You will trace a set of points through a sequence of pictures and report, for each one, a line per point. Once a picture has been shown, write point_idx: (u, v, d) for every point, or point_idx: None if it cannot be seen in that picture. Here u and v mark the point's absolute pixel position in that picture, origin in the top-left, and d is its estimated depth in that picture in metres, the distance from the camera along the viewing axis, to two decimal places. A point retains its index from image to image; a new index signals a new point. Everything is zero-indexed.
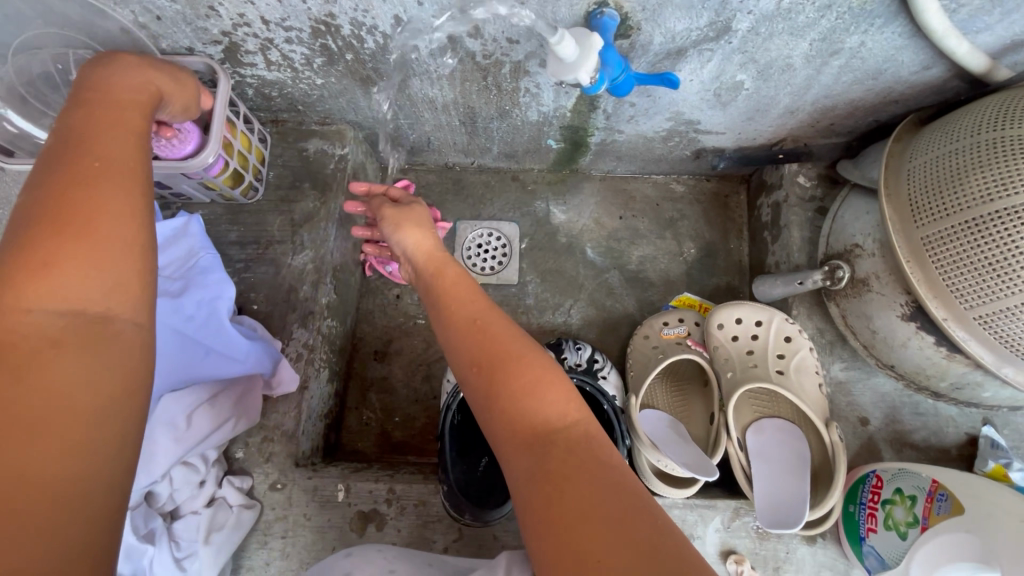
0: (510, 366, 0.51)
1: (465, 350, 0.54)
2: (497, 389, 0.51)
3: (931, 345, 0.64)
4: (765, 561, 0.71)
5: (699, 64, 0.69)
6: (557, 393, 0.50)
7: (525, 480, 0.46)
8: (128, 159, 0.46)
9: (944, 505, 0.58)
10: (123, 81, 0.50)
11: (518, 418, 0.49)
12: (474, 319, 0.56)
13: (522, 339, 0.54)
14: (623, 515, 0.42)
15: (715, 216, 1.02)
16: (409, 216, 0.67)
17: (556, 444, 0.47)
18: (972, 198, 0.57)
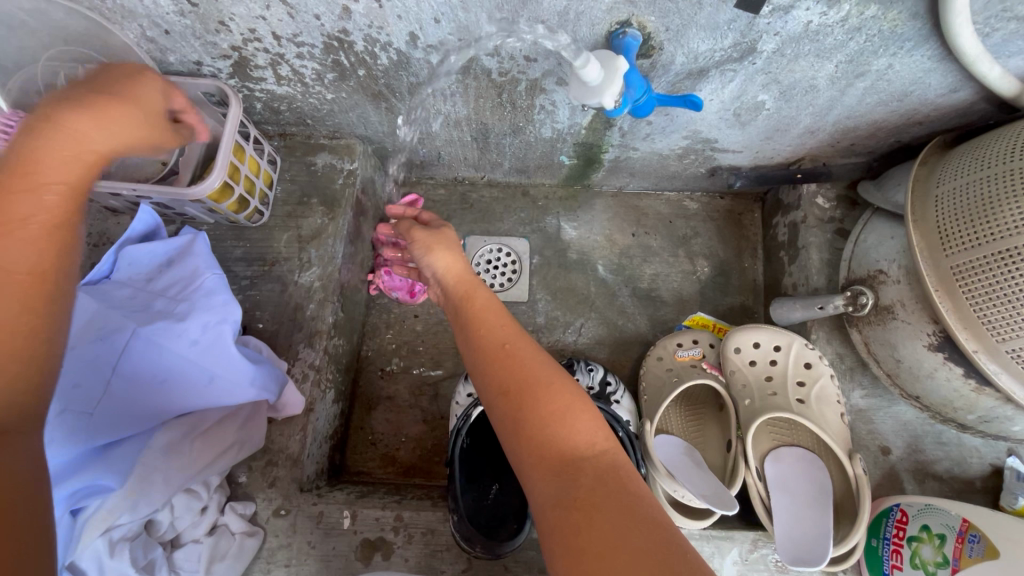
0: (537, 392, 0.50)
1: (491, 373, 0.52)
2: (522, 415, 0.49)
3: (960, 376, 0.62)
4: None
5: (720, 84, 0.67)
6: (584, 421, 0.49)
7: (551, 507, 0.45)
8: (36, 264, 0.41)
9: (977, 547, 0.57)
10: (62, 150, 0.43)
11: (544, 445, 0.47)
12: (501, 342, 0.54)
13: (550, 365, 0.53)
14: (653, 551, 0.40)
15: (729, 234, 1.00)
16: (441, 238, 0.63)
17: (582, 473, 0.46)
18: (1005, 227, 0.55)
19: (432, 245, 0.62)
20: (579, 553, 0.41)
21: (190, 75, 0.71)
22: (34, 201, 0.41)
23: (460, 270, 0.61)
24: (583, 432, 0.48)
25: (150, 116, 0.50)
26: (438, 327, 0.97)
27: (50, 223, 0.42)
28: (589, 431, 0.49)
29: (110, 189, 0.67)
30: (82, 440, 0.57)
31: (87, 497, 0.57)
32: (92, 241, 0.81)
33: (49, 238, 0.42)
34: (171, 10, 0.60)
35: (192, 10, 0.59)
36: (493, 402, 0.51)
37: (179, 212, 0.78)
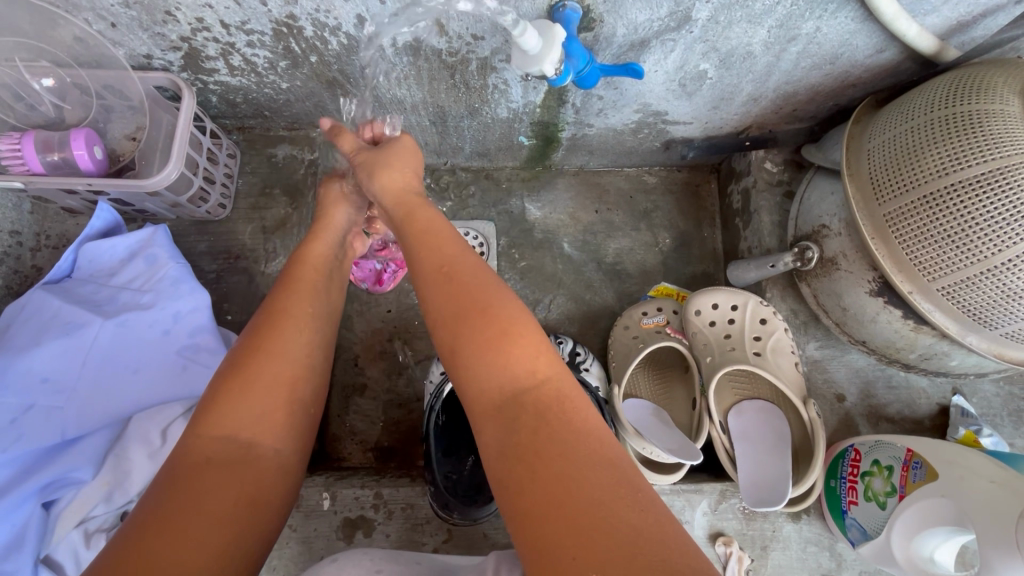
0: (477, 318, 0.51)
1: (432, 305, 0.54)
2: (462, 341, 0.51)
3: (899, 318, 0.66)
4: (753, 541, 0.74)
5: (663, 54, 0.70)
6: (525, 350, 0.50)
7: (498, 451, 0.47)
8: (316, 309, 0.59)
9: (920, 473, 0.60)
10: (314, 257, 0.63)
11: (484, 381, 0.50)
12: (440, 265, 0.55)
13: (494, 289, 0.54)
14: (606, 494, 0.42)
15: (688, 205, 1.04)
16: (379, 158, 0.65)
17: (524, 405, 0.48)
18: (929, 173, 0.60)
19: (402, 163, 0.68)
20: (523, 492, 0.44)
21: (141, 69, 0.71)
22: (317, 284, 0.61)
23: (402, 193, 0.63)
24: (528, 360, 0.50)
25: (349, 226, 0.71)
26: (410, 313, 0.98)
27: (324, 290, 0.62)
28: (528, 360, 0.50)
29: (64, 186, 0.66)
30: (51, 435, 0.58)
31: (58, 489, 0.58)
32: (51, 244, 0.80)
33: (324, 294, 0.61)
34: (115, 2, 0.60)
35: (137, 1, 0.60)
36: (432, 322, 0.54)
37: (140, 210, 0.78)
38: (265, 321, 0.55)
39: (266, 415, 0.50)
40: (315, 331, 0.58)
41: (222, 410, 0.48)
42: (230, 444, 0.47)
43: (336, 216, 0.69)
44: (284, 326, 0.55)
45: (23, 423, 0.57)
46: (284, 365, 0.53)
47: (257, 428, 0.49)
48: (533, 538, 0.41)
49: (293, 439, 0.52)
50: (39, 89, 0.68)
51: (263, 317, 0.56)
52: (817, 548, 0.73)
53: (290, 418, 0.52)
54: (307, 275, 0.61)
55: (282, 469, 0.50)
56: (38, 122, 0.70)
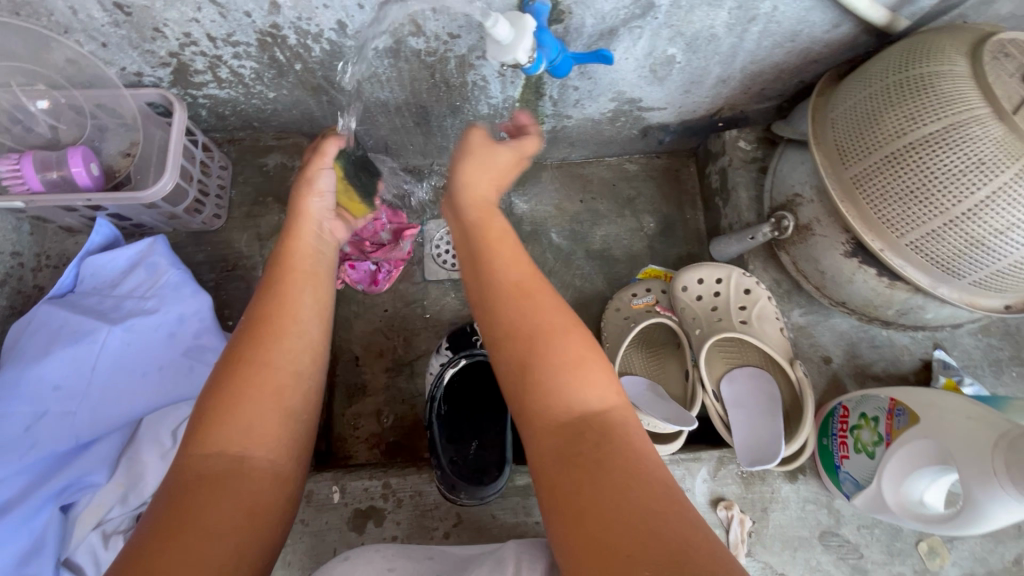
0: (549, 340, 0.51)
1: (499, 315, 0.53)
2: (531, 364, 0.50)
3: (874, 276, 0.70)
4: (753, 504, 0.76)
5: (631, 42, 0.73)
6: (597, 383, 0.50)
7: (549, 462, 0.47)
8: (306, 313, 0.58)
9: (903, 419, 0.62)
10: (298, 253, 0.62)
11: (549, 400, 0.49)
12: (514, 282, 0.55)
13: (560, 311, 0.53)
14: (654, 516, 0.41)
15: (669, 189, 1.07)
16: (486, 154, 0.65)
17: (586, 432, 0.47)
18: (888, 135, 0.63)
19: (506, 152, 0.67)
20: (570, 503, 0.44)
21: (132, 87, 0.74)
22: (305, 284, 0.60)
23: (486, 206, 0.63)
24: (593, 388, 0.49)
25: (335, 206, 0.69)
26: (406, 311, 1.00)
27: (316, 290, 0.60)
28: (602, 388, 0.50)
29: (64, 203, 0.69)
30: (64, 440, 0.59)
31: (76, 491, 0.60)
32: (52, 263, 0.83)
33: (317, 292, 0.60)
34: (105, 22, 0.63)
35: (126, 20, 0.63)
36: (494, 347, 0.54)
37: (138, 224, 0.80)
38: (252, 329, 0.55)
39: (256, 427, 0.49)
40: (306, 336, 0.57)
41: (211, 428, 0.48)
42: (221, 458, 0.47)
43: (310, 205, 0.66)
44: (270, 334, 0.54)
45: (37, 430, 0.59)
46: (273, 376, 0.52)
47: (249, 442, 0.49)
48: (575, 553, 0.41)
49: (286, 449, 0.51)
50: (35, 112, 0.71)
51: (249, 327, 0.55)
52: (815, 505, 0.76)
53: (283, 429, 0.51)
54: (294, 274, 0.60)
55: (275, 479, 0.49)
56: (35, 144, 0.72)
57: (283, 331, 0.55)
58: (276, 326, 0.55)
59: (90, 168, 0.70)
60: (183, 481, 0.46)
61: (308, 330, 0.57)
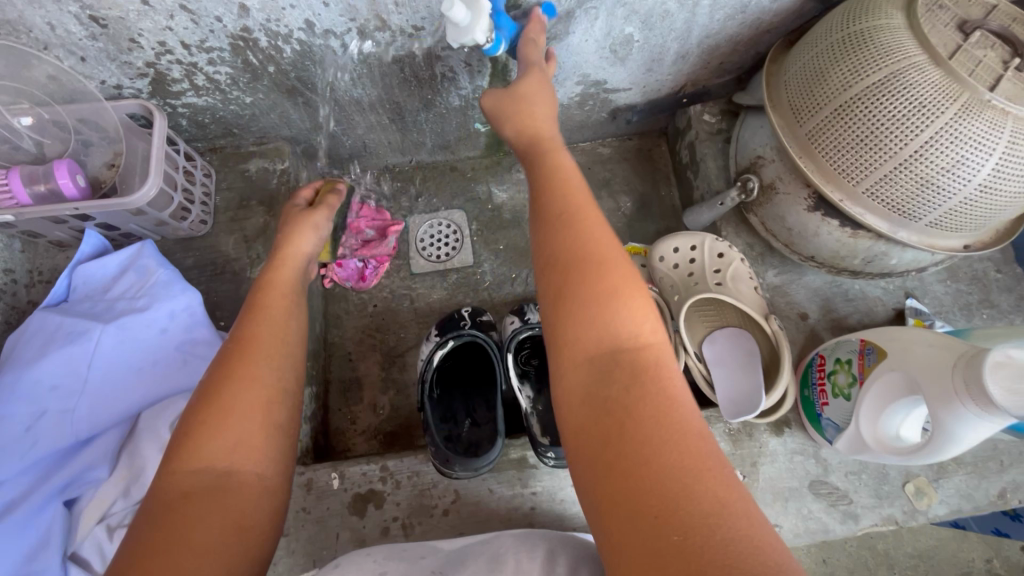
0: (590, 269, 0.48)
1: (543, 247, 0.51)
2: (566, 296, 0.48)
3: (837, 227, 0.72)
4: (742, 459, 0.78)
5: (588, 23, 0.77)
6: (636, 312, 0.46)
7: (581, 399, 0.44)
8: (280, 333, 0.59)
9: (872, 357, 0.65)
10: (275, 283, 0.64)
11: (584, 330, 0.46)
12: (560, 212, 0.53)
13: (605, 242, 0.50)
14: (683, 463, 0.38)
15: (643, 169, 1.10)
16: (518, 98, 0.63)
17: (620, 365, 0.44)
18: (835, 89, 0.67)
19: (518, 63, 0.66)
20: (602, 446, 0.41)
21: (112, 100, 0.76)
22: (280, 309, 0.61)
23: (522, 124, 0.63)
24: (630, 319, 0.46)
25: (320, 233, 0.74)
26: (395, 304, 1.02)
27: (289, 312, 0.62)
28: (637, 318, 0.46)
29: (51, 213, 0.71)
30: (64, 437, 0.61)
31: (79, 487, 0.62)
32: (44, 278, 0.85)
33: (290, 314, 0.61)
34: (82, 35, 0.66)
35: (102, 32, 0.66)
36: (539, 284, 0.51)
37: (126, 234, 0.82)
38: (229, 349, 0.55)
39: (241, 442, 0.49)
40: (285, 356, 0.57)
41: (194, 443, 0.48)
42: (208, 473, 0.47)
43: (302, 239, 0.71)
44: (248, 352, 0.55)
45: (37, 429, 0.61)
46: (254, 391, 0.52)
47: (235, 455, 0.48)
48: (605, 500, 0.39)
49: (275, 463, 0.52)
50: (20, 129, 0.73)
51: (233, 344, 0.56)
52: (802, 456, 0.78)
53: (268, 444, 0.51)
54: (271, 300, 0.62)
55: (266, 489, 0.49)
56: (22, 160, 0.74)
57: (259, 351, 0.56)
58: (253, 346, 0.56)
59: (77, 179, 0.73)
60: (165, 496, 0.45)
61: (285, 345, 0.58)
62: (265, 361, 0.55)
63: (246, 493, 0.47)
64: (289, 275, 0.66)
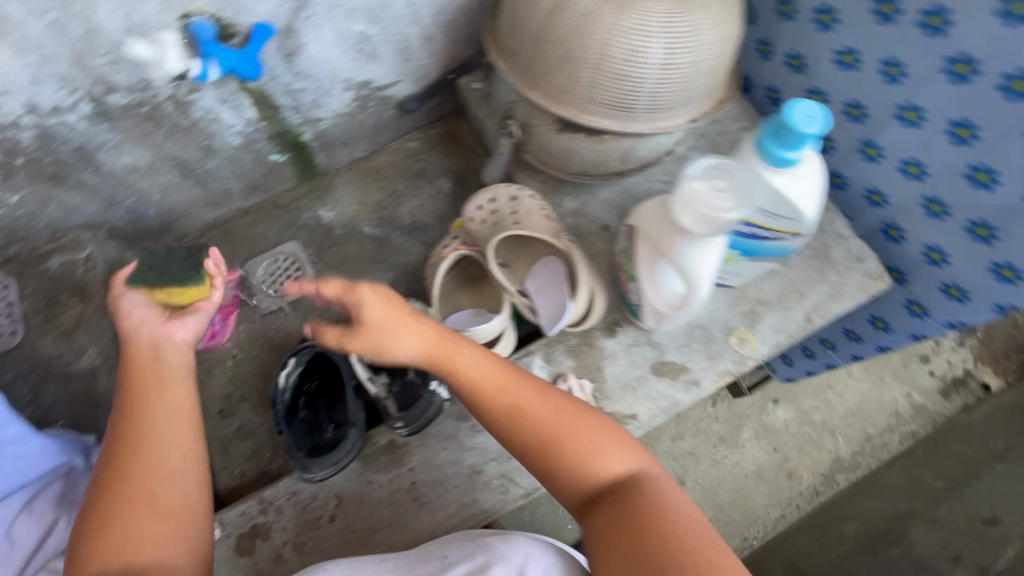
0: (556, 442, 0.61)
1: (501, 428, 0.63)
2: (552, 470, 0.61)
3: (585, 138, 0.80)
4: (587, 369, 0.84)
5: (315, 31, 0.82)
6: (610, 449, 0.61)
7: (594, 543, 0.58)
8: (178, 424, 0.64)
9: (631, 236, 0.73)
10: (149, 368, 0.67)
11: (577, 485, 0.61)
12: (493, 391, 0.63)
13: (529, 384, 0.64)
14: (665, 542, 0.54)
15: (451, 149, 1.16)
16: (372, 325, 0.63)
17: (614, 495, 0.59)
18: (527, 23, 0.75)
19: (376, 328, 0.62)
20: (626, 555, 0.55)
21: None
22: (166, 394, 0.65)
23: (418, 346, 0.64)
24: (604, 459, 0.61)
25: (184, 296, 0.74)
26: (255, 348, 1.03)
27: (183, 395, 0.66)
28: (597, 438, 0.62)
29: None
30: None
31: None
32: None
33: (180, 395, 0.66)
34: None
35: None
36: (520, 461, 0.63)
37: None
38: (119, 449, 0.61)
39: (147, 536, 0.57)
40: (181, 445, 0.63)
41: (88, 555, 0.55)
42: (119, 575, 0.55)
43: (144, 317, 0.70)
44: (141, 455, 0.60)
45: None
46: (156, 487, 0.59)
47: (135, 551, 0.56)
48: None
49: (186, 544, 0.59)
50: None
51: (113, 452, 0.61)
52: (639, 347, 0.85)
53: (180, 529, 0.59)
54: (152, 384, 0.65)
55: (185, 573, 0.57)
56: None
57: (149, 451, 0.61)
58: (143, 443, 0.61)
59: None
60: None
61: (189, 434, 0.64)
62: (163, 454, 0.61)
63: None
64: (153, 354, 0.68)
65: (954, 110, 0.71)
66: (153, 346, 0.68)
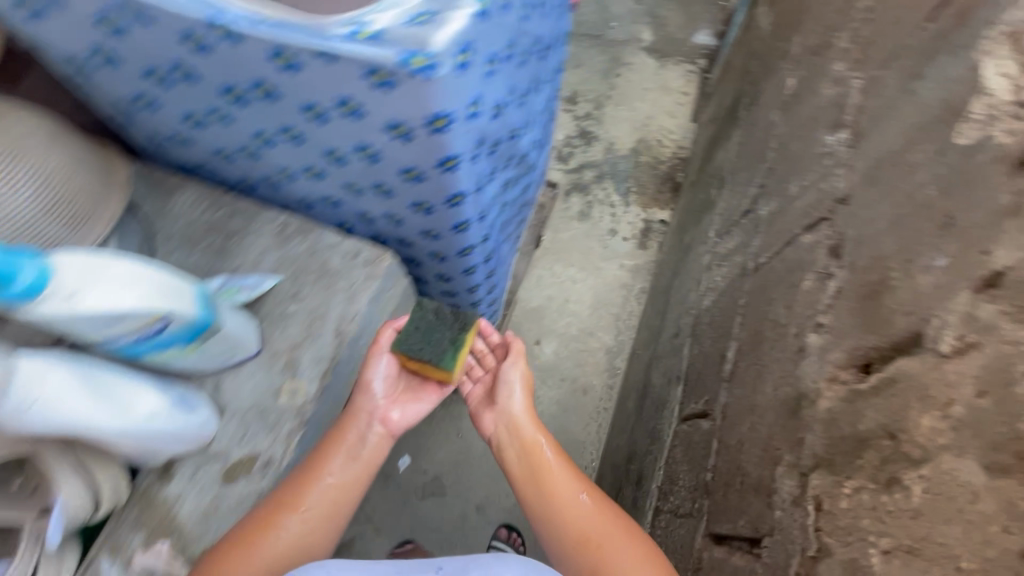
0: (579, 516, 1.00)
1: (532, 481, 1.05)
2: (552, 500, 1.03)
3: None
4: (186, 515, 0.93)
5: None
6: (620, 538, 0.96)
7: (557, 540, 0.99)
8: (312, 517, 0.90)
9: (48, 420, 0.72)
10: (333, 461, 0.96)
11: (569, 514, 1.01)
12: (544, 470, 1.04)
13: (578, 477, 1.06)
14: (611, 549, 0.95)
15: None
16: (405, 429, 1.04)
17: (593, 537, 0.97)
18: None
19: (507, 381, 1.17)
20: (580, 549, 0.97)
21: None
22: (315, 492, 0.92)
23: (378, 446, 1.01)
24: (586, 510, 1.00)
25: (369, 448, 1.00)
26: None
27: (326, 513, 0.92)
28: (602, 510, 1.00)
29: None
30: None
31: None
32: None
33: (336, 493, 0.94)
34: None
35: None
36: (510, 473, 1.08)
37: None
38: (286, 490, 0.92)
39: None
40: (314, 510, 0.91)
41: None
42: None
43: (362, 444, 0.99)
44: (272, 520, 0.88)
45: None
46: None
47: None
48: (568, 548, 0.97)
49: None
50: None
51: (275, 502, 0.90)
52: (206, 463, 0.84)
53: None
54: (312, 476, 0.93)
55: None
56: None
57: (284, 524, 0.88)
58: (272, 516, 0.88)
59: None
60: None
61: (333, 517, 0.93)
62: (285, 557, 0.87)
63: None
64: (345, 471, 0.96)
65: (295, 112, 0.78)
66: (353, 469, 0.97)
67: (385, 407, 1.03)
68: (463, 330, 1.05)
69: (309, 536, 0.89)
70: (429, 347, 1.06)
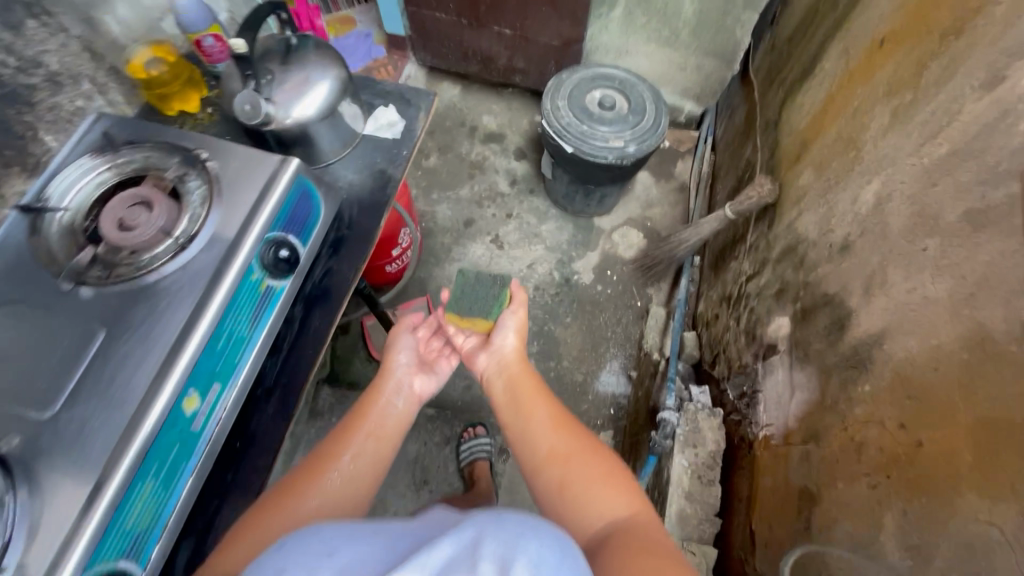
0: (523, 404, 1.06)
1: (510, 395, 1.10)
2: (516, 405, 1.07)
3: None
4: None
5: None
6: (591, 454, 0.95)
7: (542, 468, 0.96)
8: (390, 434, 1.04)
9: None
10: (374, 414, 1.05)
11: (537, 440, 0.99)
12: (528, 412, 1.04)
13: (547, 404, 1.06)
14: (584, 462, 0.94)
15: None
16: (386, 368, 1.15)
17: (560, 459, 0.95)
18: None
19: (500, 326, 1.22)
20: (561, 461, 0.95)
21: None
22: (355, 441, 0.99)
23: (389, 406, 1.08)
24: (545, 439, 0.99)
25: (395, 398, 1.10)
26: None
27: (381, 436, 1.02)
28: (539, 425, 1.01)
29: None
30: None
31: None
32: None
33: (386, 439, 1.03)
34: None
35: None
36: (495, 408, 1.09)
37: None
38: (346, 423, 1.02)
39: (372, 448, 0.99)
40: (374, 444, 1.00)
41: (337, 451, 0.97)
42: (326, 492, 0.90)
43: (395, 361, 1.16)
44: (349, 431, 1.01)
45: None
46: (392, 431, 1.04)
47: (345, 462, 0.95)
48: (558, 455, 0.96)
49: (372, 464, 0.98)
50: None
51: (315, 459, 0.96)
52: None
53: (372, 446, 1.00)
54: (360, 414, 1.05)
55: (376, 443, 1.00)
56: None
57: (353, 443, 0.99)
58: (365, 427, 1.02)
59: None
60: (289, 482, 0.91)
61: (379, 465, 0.98)
62: (386, 446, 1.02)
63: (357, 466, 0.96)
64: (380, 413, 1.06)
65: None
66: (386, 397, 1.09)
67: (406, 376, 1.14)
68: (504, 287, 1.29)
69: (359, 467, 0.96)
70: (477, 309, 1.29)
